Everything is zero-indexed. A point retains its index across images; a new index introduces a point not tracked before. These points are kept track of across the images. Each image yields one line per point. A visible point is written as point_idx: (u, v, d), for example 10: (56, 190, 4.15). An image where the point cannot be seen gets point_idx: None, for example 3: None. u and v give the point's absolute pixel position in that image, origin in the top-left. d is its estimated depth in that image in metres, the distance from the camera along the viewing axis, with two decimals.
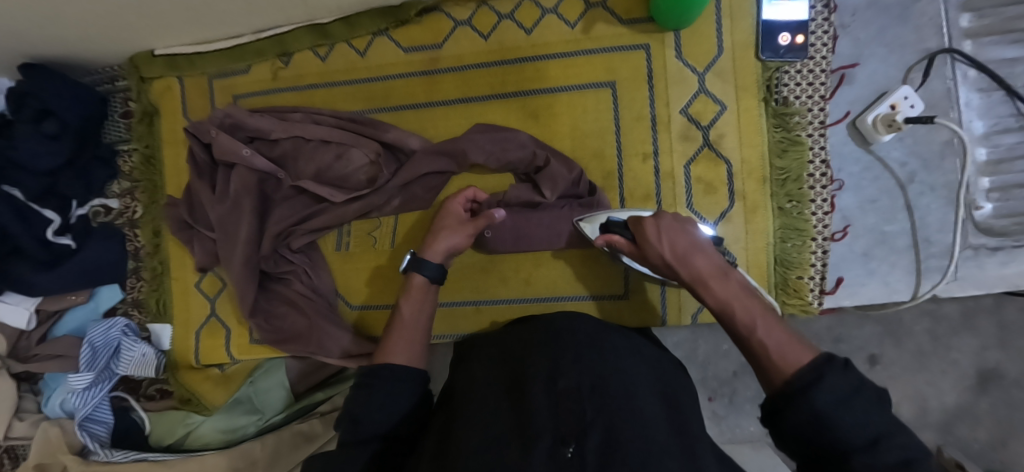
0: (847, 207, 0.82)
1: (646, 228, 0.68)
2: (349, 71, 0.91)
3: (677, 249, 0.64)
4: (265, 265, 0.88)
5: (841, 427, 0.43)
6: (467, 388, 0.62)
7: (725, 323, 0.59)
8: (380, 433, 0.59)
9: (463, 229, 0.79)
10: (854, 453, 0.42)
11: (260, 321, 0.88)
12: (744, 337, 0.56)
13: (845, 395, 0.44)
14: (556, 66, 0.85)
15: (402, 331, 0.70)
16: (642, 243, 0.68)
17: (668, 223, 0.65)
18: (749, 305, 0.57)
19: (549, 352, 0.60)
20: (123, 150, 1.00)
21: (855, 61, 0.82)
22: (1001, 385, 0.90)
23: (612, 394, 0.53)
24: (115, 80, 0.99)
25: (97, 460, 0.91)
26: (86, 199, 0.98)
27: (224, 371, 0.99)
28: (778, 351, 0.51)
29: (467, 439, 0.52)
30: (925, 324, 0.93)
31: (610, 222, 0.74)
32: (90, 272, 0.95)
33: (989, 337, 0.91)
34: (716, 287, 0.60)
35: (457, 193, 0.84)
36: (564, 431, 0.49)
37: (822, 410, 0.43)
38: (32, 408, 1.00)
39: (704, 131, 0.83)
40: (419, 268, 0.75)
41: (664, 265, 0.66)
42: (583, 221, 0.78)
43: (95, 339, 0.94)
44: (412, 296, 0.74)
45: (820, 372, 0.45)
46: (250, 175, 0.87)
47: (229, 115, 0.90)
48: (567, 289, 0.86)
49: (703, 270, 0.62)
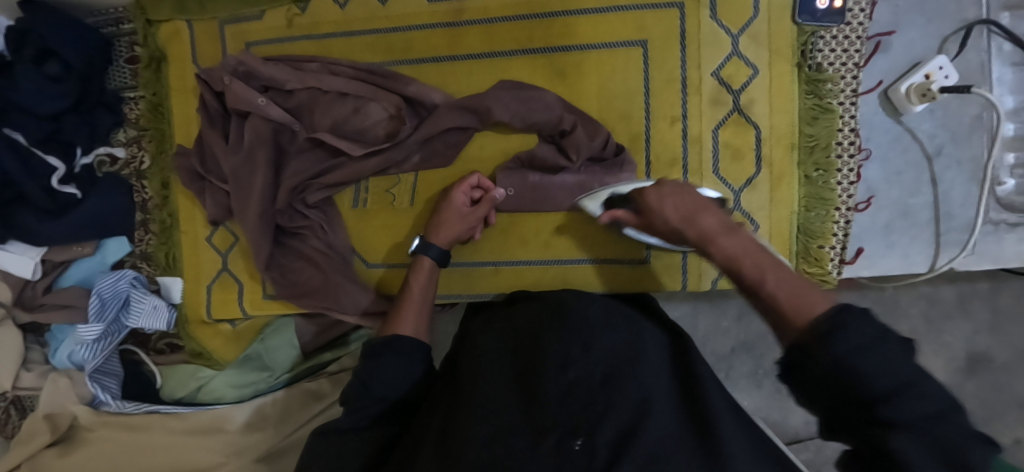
0: (872, 179, 0.82)
1: (649, 197, 0.68)
2: (368, 20, 0.87)
3: (685, 211, 0.63)
4: (280, 219, 0.86)
5: (867, 375, 0.40)
6: (472, 368, 0.59)
7: (734, 278, 0.58)
8: (389, 397, 0.61)
9: (464, 224, 0.80)
10: (881, 402, 0.40)
11: (275, 275, 0.87)
12: (753, 289, 0.55)
13: (870, 341, 0.41)
14: (585, 22, 0.82)
15: (411, 304, 0.73)
16: (648, 210, 0.68)
17: (670, 187, 0.65)
18: (756, 257, 0.56)
19: (560, 334, 0.55)
20: (128, 97, 0.96)
21: (892, 29, 0.80)
22: (989, 368, 0.92)
23: (624, 383, 0.51)
24: (120, 22, 0.94)
25: (109, 411, 0.92)
26: (90, 147, 0.95)
27: (236, 327, 0.96)
28: (792, 301, 0.49)
29: (471, 426, 0.51)
30: (920, 306, 0.93)
31: (613, 199, 0.76)
32: (97, 222, 0.92)
33: (982, 322, 0.92)
34: (725, 243, 0.59)
35: (461, 181, 0.81)
36: (574, 422, 0.48)
37: (845, 360, 0.40)
38: (38, 359, 0.98)
39: (735, 95, 0.82)
40: (426, 251, 0.79)
41: (671, 228, 0.65)
42: (587, 198, 0.79)
43: (104, 290, 0.92)
44: (418, 274, 0.77)
45: (838, 321, 0.42)
46: (265, 125, 0.84)
47: (243, 62, 0.86)
48: (590, 253, 0.85)
49: (712, 228, 0.61)
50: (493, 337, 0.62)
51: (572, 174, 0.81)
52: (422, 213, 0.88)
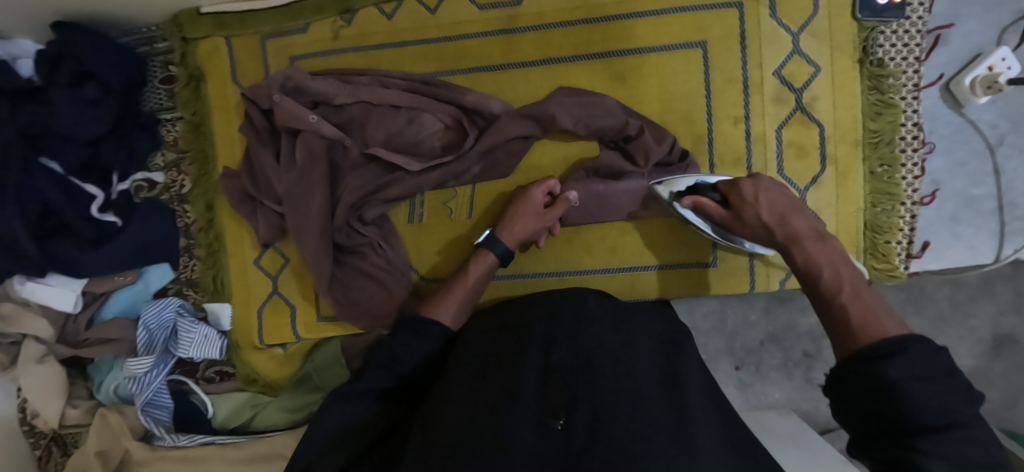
0: (936, 171, 0.82)
1: (744, 189, 0.68)
2: (417, 30, 0.85)
3: (778, 210, 0.66)
4: (338, 238, 0.83)
5: (913, 401, 0.39)
6: (457, 353, 0.59)
7: (807, 284, 0.60)
8: (404, 377, 0.60)
9: (539, 223, 0.78)
10: (924, 432, 0.39)
11: (337, 295, 0.84)
12: (827, 299, 0.56)
13: (930, 374, 0.40)
14: (644, 25, 0.81)
15: (458, 291, 0.72)
16: (738, 205, 0.68)
17: (768, 182, 0.67)
18: (839, 270, 0.57)
19: (546, 326, 0.58)
20: (166, 119, 0.92)
21: (952, 22, 0.80)
22: (1015, 349, 0.86)
23: (604, 365, 0.52)
24: (154, 41, 0.90)
25: (163, 446, 0.88)
26: (127, 172, 0.91)
27: (287, 350, 0.93)
28: (861, 319, 0.50)
29: (456, 405, 0.50)
30: (946, 290, 0.87)
31: (700, 187, 0.74)
32: (139, 249, 0.89)
33: (1007, 302, 0.85)
34: (811, 248, 0.61)
35: (540, 180, 0.79)
36: (553, 404, 0.48)
37: (897, 382, 0.40)
38: (82, 394, 0.96)
39: (797, 94, 0.81)
40: (491, 248, 0.77)
41: (760, 225, 0.67)
42: (661, 184, 0.78)
43: (150, 322, 0.90)
44: (478, 265, 0.76)
45: (903, 346, 0.42)
46: (317, 142, 0.81)
47: (290, 77, 0.82)
48: (654, 258, 0.84)
49: (802, 231, 0.64)
50: (484, 326, 0.63)
51: (638, 180, 0.79)
52: (482, 224, 0.86)
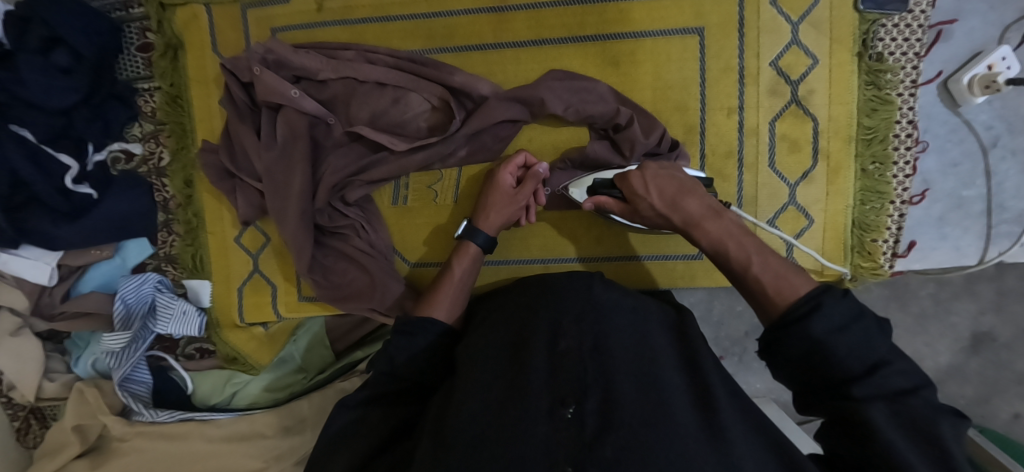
0: (928, 170, 0.81)
1: (631, 183, 0.67)
2: (406, 5, 0.82)
3: (669, 197, 0.64)
4: (320, 219, 0.81)
5: (837, 355, 0.41)
6: (464, 347, 0.58)
7: (718, 263, 0.59)
8: (405, 375, 0.59)
9: (513, 204, 0.76)
10: (853, 381, 0.41)
11: (318, 277, 0.82)
12: (739, 274, 0.55)
13: (843, 324, 0.42)
14: (641, 8, 0.78)
15: (449, 288, 0.71)
16: (632, 199, 0.67)
17: (654, 172, 0.65)
18: (741, 242, 0.57)
19: (550, 311, 0.56)
20: (143, 88, 0.89)
21: (955, 17, 0.77)
22: (992, 347, 0.86)
23: (613, 353, 0.51)
24: (129, 7, 0.87)
25: (142, 421, 0.87)
26: (103, 143, 0.88)
27: (268, 330, 0.92)
28: (775, 287, 0.50)
29: (467, 398, 0.49)
30: (929, 288, 0.87)
31: (595, 185, 0.73)
32: (115, 224, 0.87)
33: (989, 301, 0.85)
34: (710, 228, 0.60)
35: (507, 162, 0.78)
36: (564, 392, 0.47)
37: (820, 341, 0.42)
38: (60, 368, 0.94)
39: (794, 86, 0.79)
40: (472, 237, 0.76)
41: (657, 215, 0.65)
42: (571, 186, 0.76)
43: (127, 296, 0.88)
44: (462, 260, 0.74)
45: (817, 302, 0.43)
46: (299, 118, 0.78)
47: (271, 50, 0.78)
48: (642, 249, 0.83)
49: (696, 213, 0.62)
50: (489, 322, 0.62)
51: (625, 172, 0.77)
52: (466, 210, 0.84)
